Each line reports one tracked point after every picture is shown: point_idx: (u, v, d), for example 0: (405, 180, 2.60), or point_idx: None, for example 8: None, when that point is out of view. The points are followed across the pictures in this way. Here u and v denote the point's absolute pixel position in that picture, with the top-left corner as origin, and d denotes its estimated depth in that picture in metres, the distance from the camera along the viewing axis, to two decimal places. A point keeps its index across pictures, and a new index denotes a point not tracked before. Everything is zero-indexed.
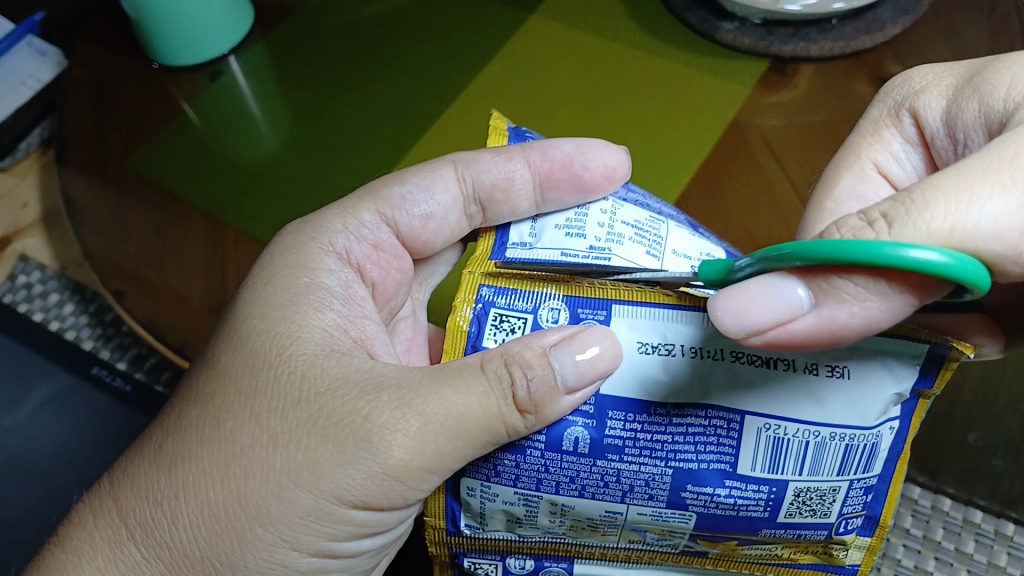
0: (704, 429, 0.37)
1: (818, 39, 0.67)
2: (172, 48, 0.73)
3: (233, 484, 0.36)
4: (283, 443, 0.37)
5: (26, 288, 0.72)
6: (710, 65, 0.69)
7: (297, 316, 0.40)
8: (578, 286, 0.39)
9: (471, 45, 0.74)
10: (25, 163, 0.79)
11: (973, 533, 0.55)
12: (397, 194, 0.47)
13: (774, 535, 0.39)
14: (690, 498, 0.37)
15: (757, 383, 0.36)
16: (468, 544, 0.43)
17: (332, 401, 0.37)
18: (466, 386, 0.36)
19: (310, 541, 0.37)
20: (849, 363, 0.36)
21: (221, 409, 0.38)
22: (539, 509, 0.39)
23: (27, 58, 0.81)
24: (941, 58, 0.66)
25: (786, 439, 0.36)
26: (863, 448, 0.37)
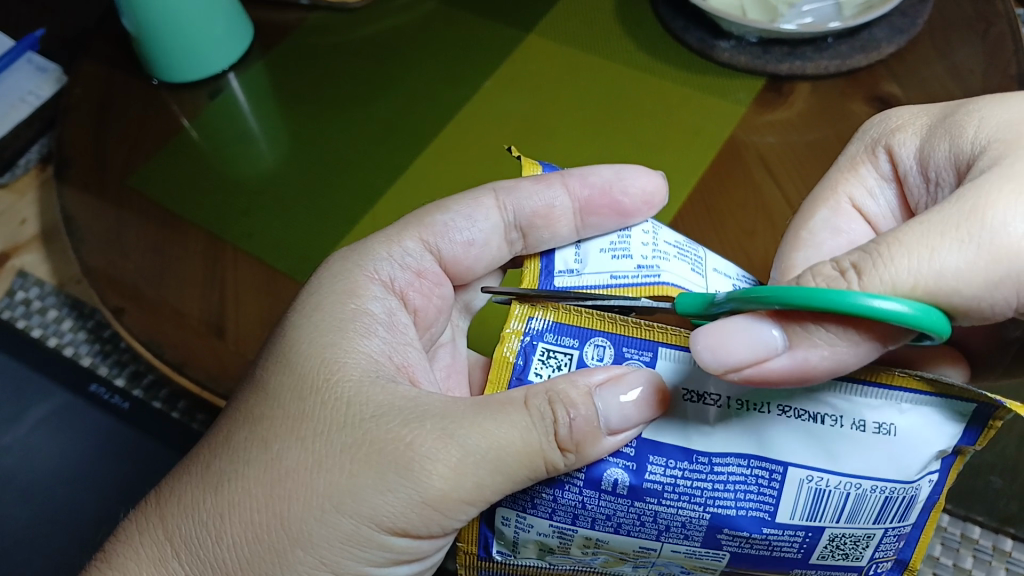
0: (747, 475, 0.37)
1: (814, 58, 0.67)
2: (172, 65, 0.74)
3: (276, 507, 0.37)
4: (326, 467, 0.37)
5: (24, 304, 0.73)
6: (708, 84, 0.69)
7: (345, 342, 0.41)
8: (619, 325, 0.39)
9: (468, 64, 0.75)
10: (24, 179, 0.79)
11: (971, 549, 0.56)
12: (440, 222, 0.48)
13: (804, 573, 0.40)
14: (725, 540, 0.38)
15: (800, 431, 0.37)
16: (501, 569, 0.43)
17: (376, 427, 0.38)
18: (508, 421, 0.37)
19: (348, 566, 0.38)
20: (898, 422, 0.36)
21: (269, 431, 0.39)
22: (575, 540, 0.40)
23: (28, 75, 0.82)
24: (935, 78, 0.66)
25: (827, 490, 0.37)
26: (902, 499, 0.38)
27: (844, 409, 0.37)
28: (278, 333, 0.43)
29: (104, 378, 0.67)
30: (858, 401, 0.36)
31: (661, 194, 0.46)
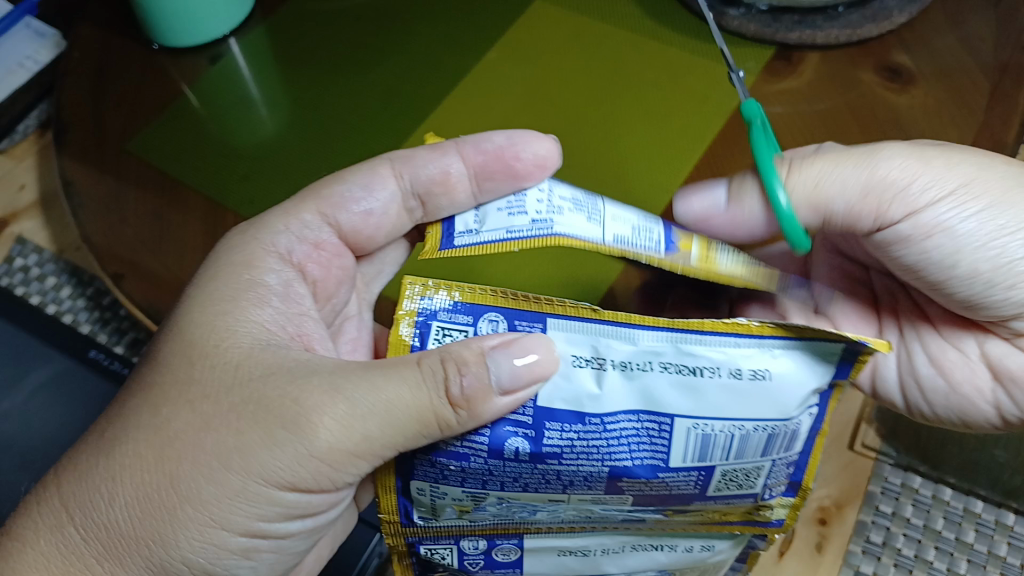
0: (638, 428, 0.37)
1: (825, 26, 0.66)
2: (172, 29, 0.73)
3: (166, 466, 0.36)
4: (215, 427, 0.37)
5: (22, 271, 0.72)
6: (716, 53, 0.68)
7: (235, 312, 0.41)
8: (510, 298, 0.39)
9: (474, 29, 0.74)
10: (22, 145, 0.79)
11: (974, 522, 0.57)
12: (339, 193, 0.47)
13: (703, 506, 0.40)
14: (626, 487, 0.38)
15: (677, 386, 0.37)
16: (422, 532, 0.43)
17: (262, 385, 0.38)
18: (398, 377, 0.37)
19: (238, 522, 0.38)
20: (771, 366, 0.37)
21: (160, 397, 0.38)
22: (489, 500, 0.40)
23: (26, 39, 0.80)
24: (947, 50, 0.66)
25: (712, 435, 0.37)
26: (786, 433, 0.38)
27: (719, 360, 0.37)
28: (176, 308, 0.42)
29: (103, 345, 0.67)
30: (734, 351, 0.37)
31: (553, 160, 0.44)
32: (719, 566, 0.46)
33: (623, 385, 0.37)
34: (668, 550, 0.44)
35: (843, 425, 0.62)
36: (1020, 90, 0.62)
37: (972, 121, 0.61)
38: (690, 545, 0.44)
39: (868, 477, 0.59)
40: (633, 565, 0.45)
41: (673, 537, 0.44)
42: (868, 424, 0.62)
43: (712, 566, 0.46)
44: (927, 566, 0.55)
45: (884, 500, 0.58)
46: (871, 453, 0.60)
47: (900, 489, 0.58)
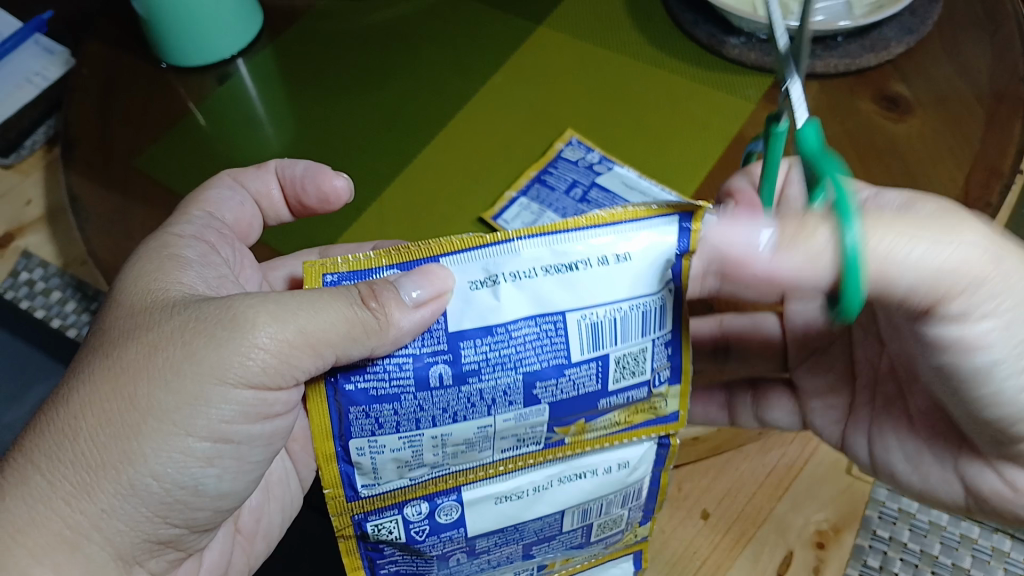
0: (540, 334, 0.38)
1: (824, 55, 0.67)
2: (181, 49, 0.74)
3: (125, 391, 0.38)
4: (161, 349, 0.39)
5: (28, 285, 0.73)
6: (716, 79, 0.69)
7: (161, 275, 0.43)
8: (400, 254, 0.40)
9: (476, 53, 0.75)
10: (30, 159, 0.80)
11: (971, 549, 0.59)
12: (212, 197, 0.51)
13: (611, 406, 0.41)
14: (542, 394, 0.39)
15: (561, 284, 0.38)
16: (369, 506, 0.42)
17: (196, 309, 0.40)
18: (310, 296, 0.39)
19: (201, 424, 0.39)
20: (632, 248, 0.38)
21: (109, 343, 0.40)
22: (422, 445, 0.39)
23: (35, 56, 0.81)
24: (944, 79, 0.67)
25: (599, 321, 0.38)
26: (659, 308, 0.39)
27: (588, 251, 0.38)
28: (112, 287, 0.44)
29: None
30: (596, 238, 0.38)
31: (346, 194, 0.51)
32: (636, 485, 0.46)
33: (527, 299, 0.37)
34: (590, 476, 0.44)
35: None
36: (1014, 121, 0.63)
37: (970, 151, 0.62)
38: (605, 464, 0.44)
39: (866, 501, 0.59)
40: (562, 499, 0.44)
41: (584, 459, 0.44)
42: None
43: (633, 488, 0.46)
44: None
45: (882, 525, 0.59)
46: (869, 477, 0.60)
47: (897, 514, 0.59)
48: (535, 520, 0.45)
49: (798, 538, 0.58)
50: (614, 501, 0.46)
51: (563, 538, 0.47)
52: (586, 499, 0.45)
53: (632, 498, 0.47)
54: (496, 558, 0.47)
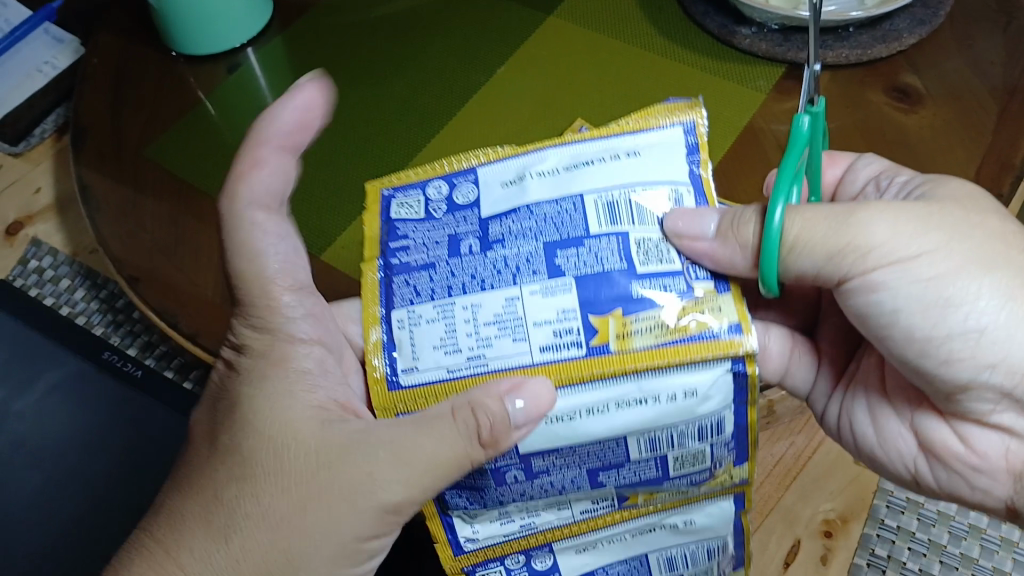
0: (558, 210, 0.40)
1: (835, 46, 0.67)
2: (191, 38, 0.74)
3: (282, 545, 0.39)
4: (312, 508, 0.39)
5: (37, 273, 0.74)
6: (728, 70, 0.69)
7: (292, 399, 0.41)
8: (449, 165, 0.45)
9: (486, 44, 0.75)
10: (39, 148, 0.80)
11: (978, 538, 0.57)
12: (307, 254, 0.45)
13: (648, 293, 0.38)
14: (564, 263, 0.39)
15: (577, 175, 0.41)
16: (411, 403, 0.40)
17: (343, 466, 0.39)
18: (438, 436, 0.38)
19: (342, 572, 0.41)
20: (640, 150, 0.42)
21: (255, 484, 0.40)
22: (455, 319, 0.39)
23: (44, 44, 0.81)
24: (956, 71, 0.67)
25: (615, 202, 0.40)
26: (672, 202, 0.41)
27: (604, 153, 0.42)
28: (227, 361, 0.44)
29: (117, 347, 0.69)
30: (614, 145, 0.42)
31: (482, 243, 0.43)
32: (713, 418, 0.39)
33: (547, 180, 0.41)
34: (651, 403, 0.38)
35: None
36: None
37: (981, 143, 0.61)
38: (667, 392, 0.38)
39: (874, 491, 0.59)
40: (621, 424, 0.39)
41: (643, 381, 0.38)
42: None
43: (710, 421, 0.39)
44: None
45: (889, 514, 0.58)
46: None
47: (905, 503, 0.59)
48: (591, 445, 0.39)
49: (806, 528, 0.58)
50: (688, 433, 0.39)
51: (634, 473, 0.40)
52: (651, 427, 0.39)
53: (712, 432, 0.40)
54: (563, 488, 0.41)
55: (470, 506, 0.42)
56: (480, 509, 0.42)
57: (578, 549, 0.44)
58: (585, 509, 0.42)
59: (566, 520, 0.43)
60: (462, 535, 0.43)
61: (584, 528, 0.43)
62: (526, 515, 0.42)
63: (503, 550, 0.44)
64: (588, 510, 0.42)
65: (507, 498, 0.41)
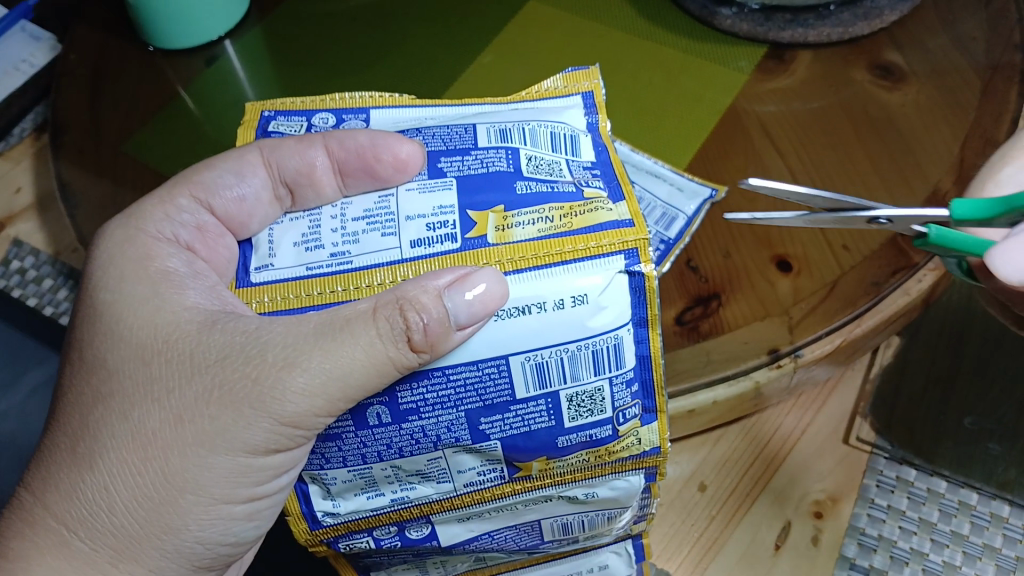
0: (447, 131, 0.41)
1: (816, 25, 0.67)
2: (167, 30, 0.73)
3: (156, 465, 0.36)
4: (189, 419, 0.37)
5: (20, 273, 0.72)
6: (711, 52, 0.68)
7: (161, 305, 0.39)
8: (337, 101, 0.46)
9: (467, 31, 0.74)
10: (19, 147, 0.78)
11: (969, 515, 0.57)
12: (210, 179, 0.43)
13: (530, 193, 0.38)
14: (447, 167, 0.39)
15: (471, 115, 0.43)
16: (271, 306, 0.37)
17: (223, 369, 0.37)
18: (353, 338, 0.35)
19: (236, 493, 0.38)
20: (528, 100, 0.45)
21: (123, 399, 0.37)
22: (323, 220, 0.38)
23: (22, 42, 0.81)
24: (939, 48, 0.66)
25: (508, 127, 0.41)
26: (565, 133, 0.41)
27: (496, 106, 0.44)
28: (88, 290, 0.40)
29: None
30: (506, 99, 0.45)
31: (419, 162, 0.38)
32: (610, 339, 0.36)
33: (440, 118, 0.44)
34: (536, 312, 0.35)
35: (837, 421, 0.62)
36: (1010, 88, 0.62)
37: (964, 120, 0.61)
38: (556, 297, 0.35)
39: (864, 471, 0.59)
40: (503, 340, 0.35)
41: (525, 283, 0.36)
42: (863, 419, 0.62)
43: (608, 345, 0.36)
44: (923, 559, 0.55)
45: (879, 494, 0.58)
46: (866, 447, 0.60)
47: (895, 483, 0.59)
48: (470, 370, 0.36)
49: (796, 510, 0.58)
50: (583, 362, 0.36)
51: (522, 418, 0.37)
52: (536, 342, 0.35)
53: (610, 364, 0.37)
54: (439, 439, 0.36)
55: (325, 468, 0.38)
56: (339, 470, 0.38)
57: (461, 519, 0.41)
58: (467, 481, 0.39)
59: (446, 494, 0.39)
60: (319, 509, 0.39)
61: (469, 500, 0.40)
62: (398, 487, 0.39)
63: (369, 523, 0.40)
64: (472, 483, 0.39)
65: (370, 455, 0.37)
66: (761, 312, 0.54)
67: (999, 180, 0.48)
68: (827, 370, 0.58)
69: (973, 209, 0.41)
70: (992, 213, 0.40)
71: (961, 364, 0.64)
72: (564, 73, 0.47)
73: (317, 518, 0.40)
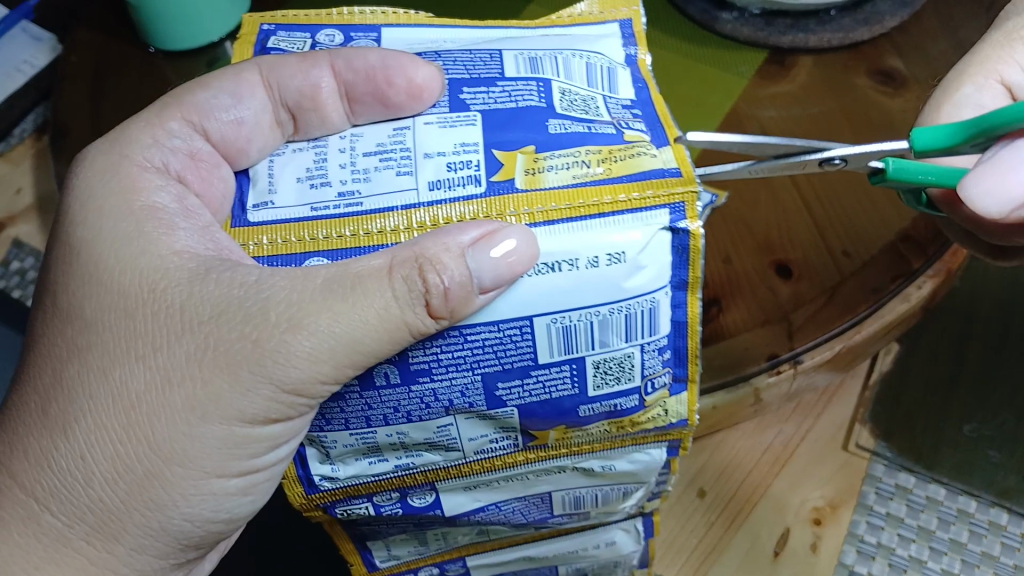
0: (471, 57, 0.40)
1: (817, 30, 0.67)
2: (166, 30, 0.73)
3: (140, 433, 0.35)
4: (178, 381, 0.35)
5: (19, 274, 0.73)
6: (711, 56, 0.68)
7: (149, 247, 0.36)
8: (341, 18, 0.44)
9: None
10: (21, 148, 0.79)
11: (967, 523, 0.57)
12: (203, 101, 0.40)
13: (564, 132, 0.36)
14: (472, 100, 0.38)
15: (499, 40, 0.42)
16: (269, 250, 0.35)
17: (219, 327, 0.35)
18: (367, 297, 0.34)
19: (229, 466, 0.36)
20: (560, 28, 0.43)
21: (103, 358, 0.36)
22: (330, 155, 0.37)
23: (22, 43, 0.80)
24: (940, 54, 0.66)
25: (538, 58, 0.39)
26: (600, 66, 0.40)
27: (524, 31, 0.43)
28: (61, 239, 0.38)
29: None
30: (535, 26, 0.44)
31: (434, 88, 0.37)
32: (646, 302, 0.35)
33: (459, 42, 0.42)
34: (567, 269, 0.34)
35: (836, 429, 0.61)
36: None
37: None
38: (590, 254, 0.34)
39: (863, 478, 0.59)
40: (529, 299, 0.34)
41: (559, 236, 0.34)
42: (862, 425, 0.61)
43: (643, 308, 0.35)
44: (921, 567, 0.55)
45: (878, 500, 0.58)
46: (865, 454, 0.60)
47: (894, 490, 0.58)
48: (489, 330, 0.34)
49: (795, 517, 0.58)
50: (614, 328, 0.35)
51: (543, 384, 0.36)
52: (564, 303, 0.34)
53: (642, 331, 0.36)
54: (451, 403, 0.35)
55: (325, 431, 0.37)
56: (340, 433, 0.37)
57: (466, 488, 0.41)
58: (478, 448, 0.38)
59: (454, 461, 0.39)
60: (317, 473, 0.38)
61: (477, 468, 0.39)
62: (403, 454, 0.38)
63: (370, 489, 0.40)
64: (483, 450, 0.38)
65: (375, 418, 0.36)
66: (762, 316, 0.54)
67: (958, 99, 0.48)
68: (826, 378, 0.58)
69: (934, 139, 0.40)
70: (951, 140, 0.40)
71: (962, 370, 0.64)
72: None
73: (313, 482, 0.39)
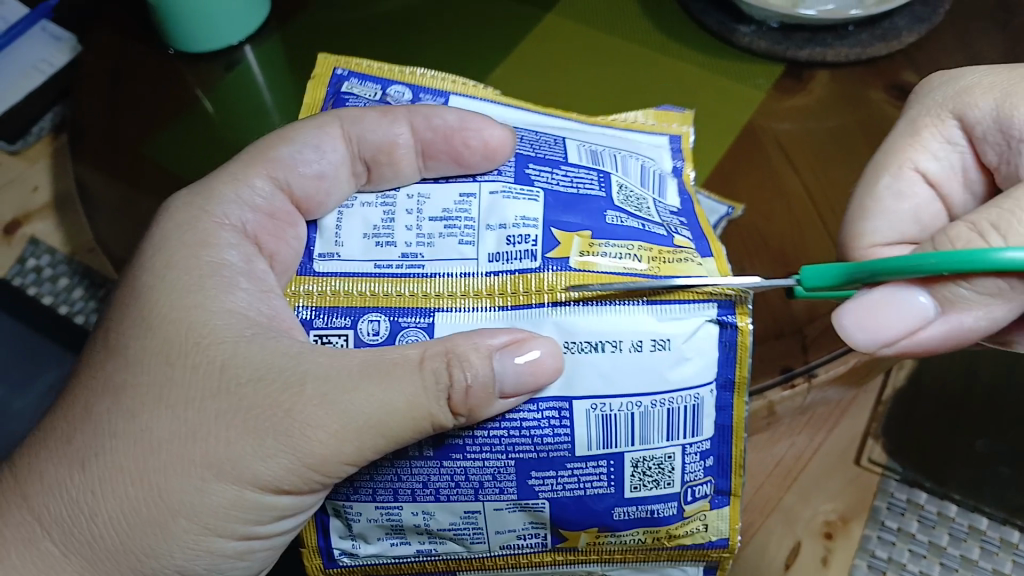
0: (537, 138, 0.42)
1: (835, 45, 0.67)
2: (188, 33, 0.73)
3: (151, 480, 0.34)
4: (201, 437, 0.34)
5: (37, 272, 0.72)
6: (728, 68, 0.68)
7: (204, 302, 0.36)
8: (412, 75, 0.46)
9: (483, 36, 0.73)
10: (38, 146, 0.78)
11: (980, 540, 0.57)
12: (285, 156, 0.40)
13: (621, 225, 0.38)
14: (536, 177, 0.39)
15: (562, 129, 0.44)
16: (318, 300, 0.36)
17: (253, 392, 0.35)
18: (397, 383, 0.34)
19: (233, 528, 0.36)
20: (614, 129, 0.46)
21: (134, 402, 0.35)
22: (397, 214, 0.38)
23: (41, 42, 0.81)
24: (957, 67, 0.66)
25: (599, 154, 0.41)
26: (653, 173, 0.43)
27: (583, 126, 0.45)
28: (127, 275, 0.39)
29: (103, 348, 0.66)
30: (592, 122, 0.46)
31: (507, 148, 0.39)
32: (690, 397, 0.35)
33: (521, 120, 0.44)
34: (610, 350, 0.34)
35: (850, 440, 0.62)
36: None
37: None
38: (634, 337, 0.34)
39: (876, 492, 0.60)
40: (577, 380, 0.34)
41: (606, 317, 0.35)
42: (876, 439, 0.62)
43: (687, 403, 0.35)
44: None
45: (891, 515, 0.58)
46: (878, 469, 0.61)
47: (907, 504, 0.59)
48: (530, 412, 0.35)
49: (808, 528, 0.58)
50: (654, 423, 0.35)
51: (578, 479, 0.35)
52: (605, 389, 0.34)
53: (684, 430, 0.36)
54: (480, 485, 0.35)
55: (351, 501, 0.37)
56: (366, 506, 0.37)
57: None
58: (504, 543, 0.38)
59: (477, 553, 0.38)
60: (337, 547, 0.39)
61: (502, 563, 0.39)
62: (426, 539, 0.38)
63: (388, 569, 0.40)
64: (510, 546, 0.38)
65: (403, 492, 0.36)
66: (776, 329, 0.54)
67: (875, 193, 0.46)
68: (840, 392, 0.59)
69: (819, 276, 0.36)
70: (840, 277, 0.35)
71: (973, 389, 0.64)
72: (653, 109, 0.49)
73: (332, 557, 0.39)
